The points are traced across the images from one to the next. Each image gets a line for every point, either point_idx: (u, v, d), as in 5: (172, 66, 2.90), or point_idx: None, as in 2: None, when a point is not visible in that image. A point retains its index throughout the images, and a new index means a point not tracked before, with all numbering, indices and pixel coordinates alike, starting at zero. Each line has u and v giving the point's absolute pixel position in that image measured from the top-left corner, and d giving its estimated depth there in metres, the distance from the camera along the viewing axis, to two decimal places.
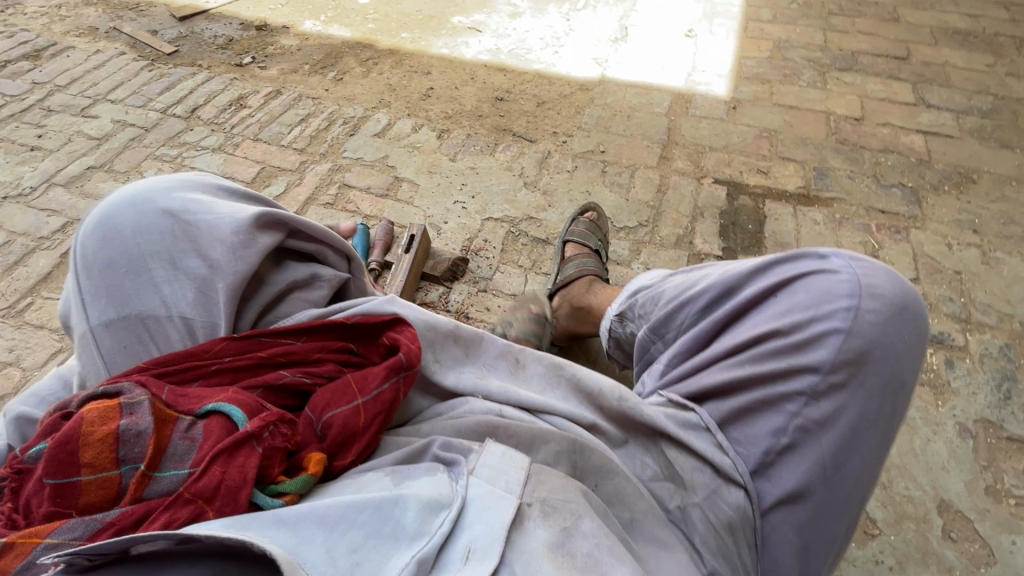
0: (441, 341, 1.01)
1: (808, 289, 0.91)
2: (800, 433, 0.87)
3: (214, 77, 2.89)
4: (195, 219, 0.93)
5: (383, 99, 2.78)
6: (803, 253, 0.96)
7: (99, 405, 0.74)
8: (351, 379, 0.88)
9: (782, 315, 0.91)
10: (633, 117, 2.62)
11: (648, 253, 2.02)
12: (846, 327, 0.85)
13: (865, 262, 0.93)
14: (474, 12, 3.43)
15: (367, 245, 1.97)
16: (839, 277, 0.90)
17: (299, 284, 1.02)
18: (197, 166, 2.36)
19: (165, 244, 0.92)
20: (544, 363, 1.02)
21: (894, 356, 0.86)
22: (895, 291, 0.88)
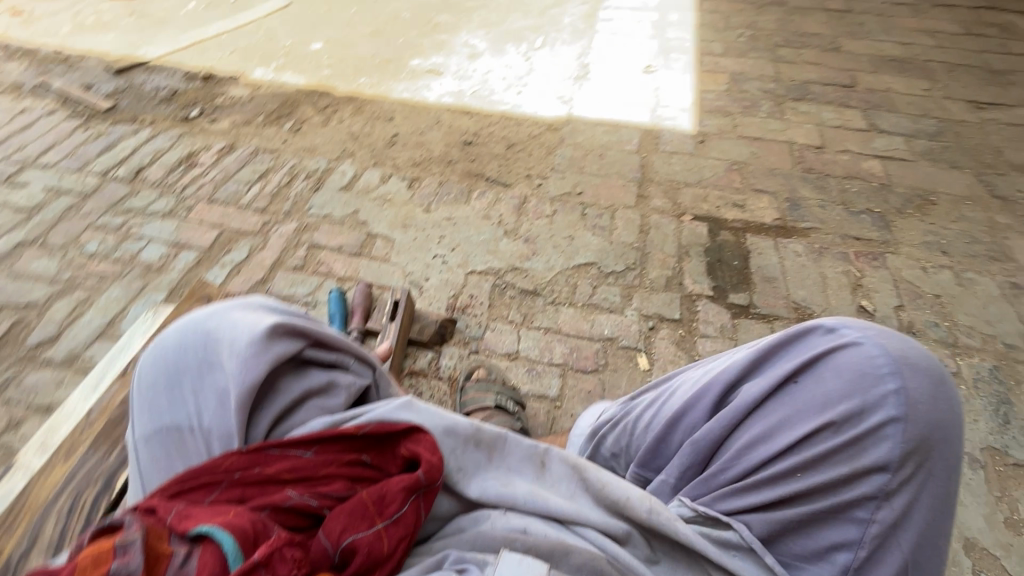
0: (464, 445, 0.91)
1: (839, 372, 0.87)
2: (878, 537, 0.81)
3: (159, 134, 2.69)
4: (226, 335, 0.90)
5: (346, 149, 2.66)
6: (811, 330, 0.94)
7: (92, 549, 0.64)
8: (369, 496, 0.80)
9: (823, 410, 0.87)
10: (605, 156, 2.61)
11: (639, 297, 1.97)
12: (901, 414, 0.81)
13: (877, 330, 0.90)
14: (433, 54, 3.38)
15: (344, 312, 1.83)
16: (865, 350, 0.86)
17: (316, 391, 0.93)
18: (146, 234, 2.15)
19: (201, 362, 0.90)
20: (572, 462, 0.94)
21: (950, 429, 0.82)
22: (926, 359, 0.85)
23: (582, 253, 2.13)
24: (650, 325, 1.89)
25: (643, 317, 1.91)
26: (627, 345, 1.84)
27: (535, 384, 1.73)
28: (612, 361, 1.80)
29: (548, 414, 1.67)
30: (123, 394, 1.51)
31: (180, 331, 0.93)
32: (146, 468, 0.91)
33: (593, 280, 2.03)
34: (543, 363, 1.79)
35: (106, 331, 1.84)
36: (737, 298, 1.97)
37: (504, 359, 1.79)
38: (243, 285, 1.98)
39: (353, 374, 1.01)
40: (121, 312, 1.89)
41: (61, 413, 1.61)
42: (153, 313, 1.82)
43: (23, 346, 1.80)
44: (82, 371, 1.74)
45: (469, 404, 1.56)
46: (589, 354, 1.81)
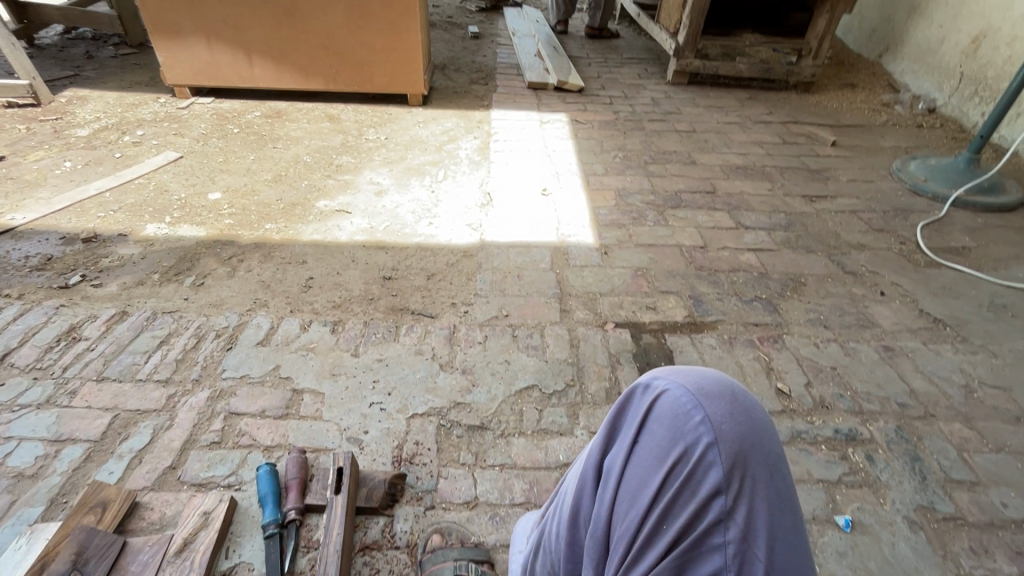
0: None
1: (662, 421, 0.90)
2: (740, 558, 0.78)
3: (31, 308, 2.38)
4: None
5: (258, 299, 2.54)
6: (634, 392, 0.98)
7: None
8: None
9: (660, 461, 0.87)
10: (523, 276, 2.75)
11: (585, 414, 2.00)
12: (713, 437, 0.83)
13: (682, 371, 0.97)
14: (339, 194, 3.46)
15: (278, 490, 1.63)
16: (671, 394, 0.91)
17: None
18: (15, 432, 1.81)
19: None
20: None
21: (759, 435, 0.86)
22: (719, 382, 0.91)
23: (522, 376, 2.14)
24: None
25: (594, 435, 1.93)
26: None
27: (502, 532, 1.63)
28: None
29: None
30: None
31: None
32: None
33: (537, 403, 2.03)
34: (506, 506, 1.70)
35: None
36: None
37: (463, 509, 1.68)
38: (147, 476, 1.70)
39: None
40: None
41: None
42: (26, 536, 1.47)
43: None
44: None
45: None
46: (550, 485, 1.76)
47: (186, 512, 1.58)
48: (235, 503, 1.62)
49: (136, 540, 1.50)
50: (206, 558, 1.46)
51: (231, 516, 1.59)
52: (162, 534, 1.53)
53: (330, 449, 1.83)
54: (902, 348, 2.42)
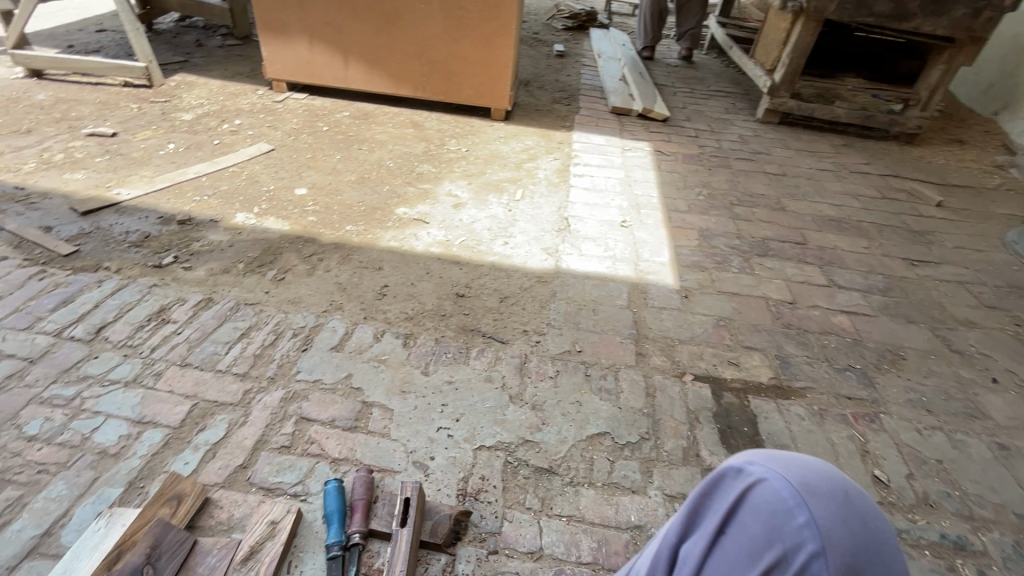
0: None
1: (756, 515, 0.77)
2: None
3: (127, 284, 2.49)
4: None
5: (334, 301, 2.56)
6: (721, 473, 0.85)
7: None
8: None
9: (751, 563, 0.74)
10: (598, 311, 2.66)
11: (660, 473, 1.88)
12: (820, 547, 0.69)
13: (781, 455, 0.82)
14: (418, 202, 3.48)
15: (343, 509, 1.60)
16: (768, 484, 0.78)
17: None
18: (103, 408, 1.87)
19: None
20: None
21: (878, 549, 0.71)
22: (827, 476, 0.77)
23: (594, 421, 2.05)
24: (677, 507, 1.78)
25: (668, 498, 1.80)
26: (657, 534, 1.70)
27: None
28: None
29: None
30: None
31: None
32: None
33: (609, 453, 1.93)
34: (572, 563, 1.60)
35: (40, 545, 1.49)
36: None
37: (527, 560, 1.59)
38: (219, 472, 1.72)
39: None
40: (62, 517, 1.56)
41: None
42: (106, 519, 1.50)
43: None
44: None
45: None
46: (619, 548, 1.65)
47: (254, 518, 1.57)
48: (301, 515, 1.60)
49: (205, 539, 1.50)
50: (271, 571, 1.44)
51: (296, 528, 1.57)
52: (230, 538, 1.53)
53: (396, 471, 1.79)
54: (1019, 449, 2.16)
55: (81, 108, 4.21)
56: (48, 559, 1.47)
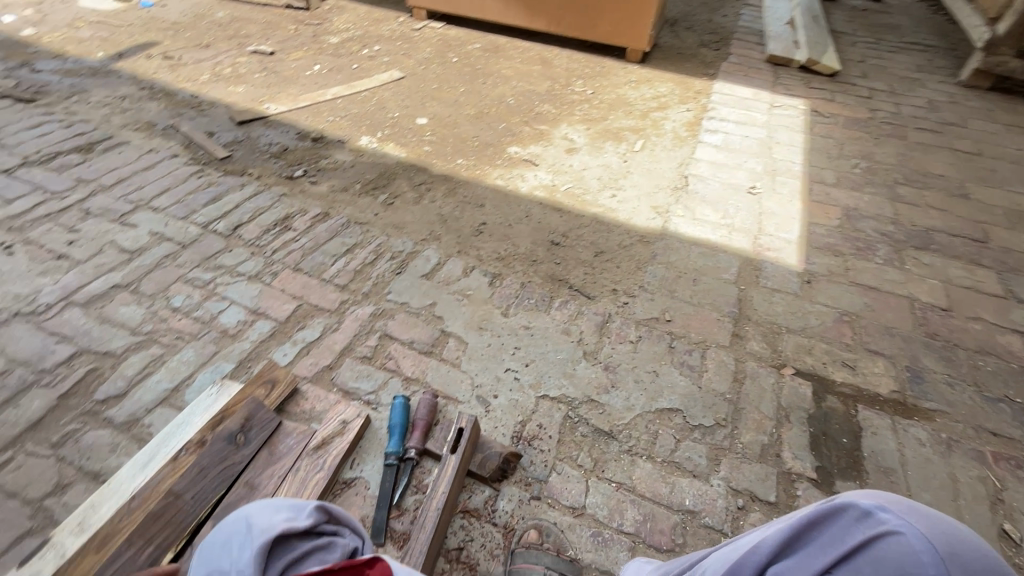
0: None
1: (878, 566, 0.72)
2: None
3: (263, 190, 2.79)
4: (212, 560, 1.06)
5: (433, 231, 2.64)
6: (844, 508, 0.80)
7: None
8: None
9: None
10: (699, 282, 2.45)
11: (728, 464, 1.74)
12: None
13: (924, 513, 0.76)
14: (531, 143, 3.40)
15: (406, 424, 1.70)
16: (905, 541, 0.72)
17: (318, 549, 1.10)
18: (230, 295, 2.16)
19: (217, 555, 1.06)
20: None
21: None
22: (980, 557, 0.70)
23: (667, 395, 1.93)
24: (740, 503, 1.64)
25: (732, 492, 1.67)
26: (711, 524, 1.59)
27: (601, 556, 1.51)
28: (691, 541, 1.55)
29: None
30: (167, 483, 1.48)
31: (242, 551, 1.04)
32: None
33: (676, 431, 1.82)
34: (612, 529, 1.56)
35: (170, 397, 1.79)
36: (846, 488, 1.70)
37: (568, 514, 1.59)
38: (310, 368, 1.92)
39: (346, 536, 1.18)
40: (188, 378, 1.85)
41: (105, 487, 1.51)
42: (217, 388, 1.76)
43: (89, 398, 1.77)
44: (137, 439, 1.68)
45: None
46: (666, 528, 1.58)
47: (330, 414, 1.74)
48: (369, 421, 1.75)
49: (288, 424, 1.69)
50: (336, 463, 1.60)
51: (363, 431, 1.72)
52: (308, 427, 1.70)
53: (459, 401, 1.86)
54: None
55: (250, 27, 4.64)
56: (173, 410, 1.76)
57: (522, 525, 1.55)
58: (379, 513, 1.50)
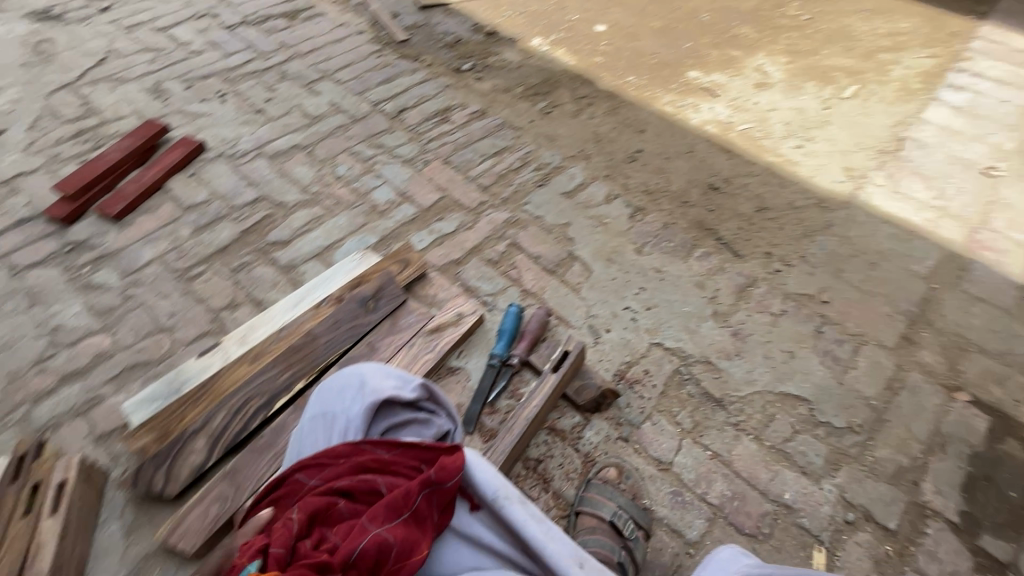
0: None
1: None
2: None
3: (431, 79, 2.84)
4: (328, 401, 1.24)
5: (584, 150, 2.51)
6: None
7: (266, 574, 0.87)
8: (329, 561, 0.90)
9: None
10: (878, 267, 2.06)
11: (849, 473, 1.54)
12: None
13: None
14: (716, 70, 2.99)
15: (515, 332, 1.74)
16: None
17: (414, 422, 1.22)
18: (384, 174, 2.30)
19: (332, 399, 1.24)
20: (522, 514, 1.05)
21: None
22: None
23: (797, 381, 1.72)
24: (850, 517, 1.46)
25: (844, 503, 1.49)
26: (807, 527, 1.45)
27: (676, 515, 1.46)
28: (779, 535, 1.44)
29: (675, 558, 1.39)
30: (309, 325, 1.70)
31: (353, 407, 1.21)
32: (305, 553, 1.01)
33: (796, 421, 1.64)
34: (695, 494, 1.50)
35: (322, 253, 2.02)
36: (994, 546, 1.42)
37: (652, 464, 1.55)
38: (440, 258, 2.01)
39: (441, 418, 1.26)
40: (339, 241, 2.06)
41: (263, 315, 1.78)
42: (360, 255, 1.93)
43: (263, 239, 2.05)
44: (293, 282, 1.93)
45: (585, 504, 1.40)
46: (754, 512, 1.47)
47: (449, 304, 1.83)
48: (482, 321, 1.81)
49: (411, 303, 1.82)
50: (445, 349, 1.70)
51: (475, 329, 1.80)
52: (427, 310, 1.82)
53: (570, 325, 1.84)
54: None
55: None
56: (323, 265, 1.98)
57: (605, 459, 1.54)
58: (474, 405, 1.59)
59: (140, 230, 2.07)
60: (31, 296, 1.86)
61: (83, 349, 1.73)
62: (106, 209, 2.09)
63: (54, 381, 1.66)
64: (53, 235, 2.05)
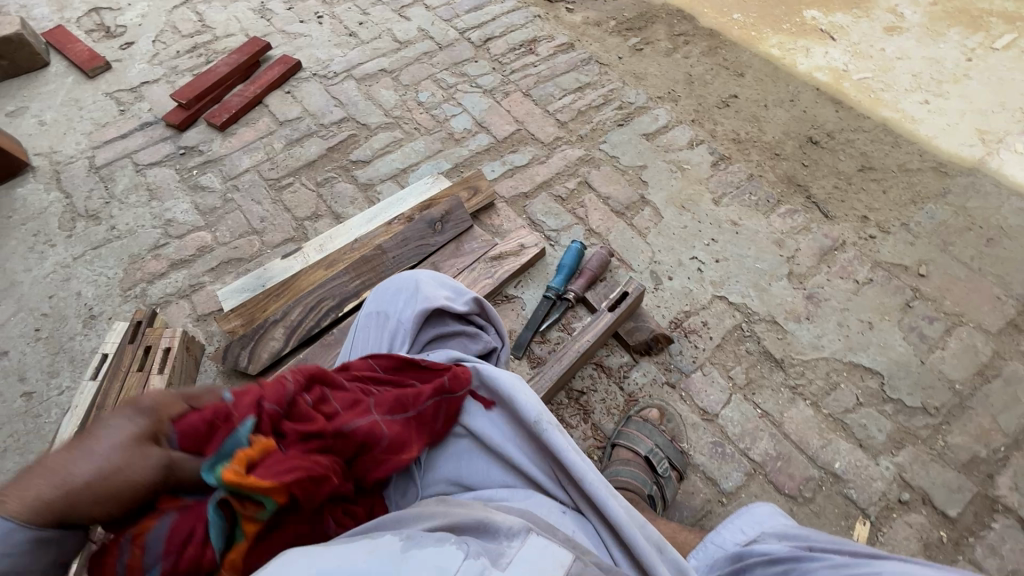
0: (452, 543, 0.76)
1: None
2: None
3: (520, 8, 2.75)
4: (382, 301, 1.24)
5: (673, 91, 2.36)
6: None
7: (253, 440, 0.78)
8: (325, 430, 0.86)
9: None
10: (996, 244, 1.82)
11: (913, 454, 1.44)
12: None
13: None
14: (840, 10, 2.65)
15: (575, 267, 1.73)
16: None
17: (465, 335, 1.25)
18: (464, 103, 2.31)
19: (387, 299, 1.24)
20: (559, 440, 0.96)
21: None
22: None
23: (871, 354, 1.60)
24: (904, 497, 1.38)
25: (900, 482, 1.40)
26: (854, 499, 1.39)
27: (713, 464, 1.45)
28: (821, 501, 1.39)
29: (705, 503, 1.40)
30: (380, 240, 1.80)
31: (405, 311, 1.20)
32: None
33: (862, 393, 1.54)
34: (737, 448, 1.47)
35: (398, 175, 2.10)
36: None
37: (696, 413, 1.53)
38: (509, 190, 2.03)
39: (490, 335, 1.29)
40: (414, 165, 2.12)
41: (341, 227, 1.91)
42: (432, 179, 1.99)
43: (346, 157, 2.16)
44: (369, 200, 2.04)
45: (622, 437, 1.43)
46: (797, 475, 1.43)
47: (512, 235, 1.85)
48: (542, 255, 1.83)
49: (476, 229, 1.86)
50: (503, 277, 1.74)
51: (534, 261, 1.82)
52: (491, 238, 1.85)
53: (631, 269, 1.81)
54: None
55: None
56: (398, 187, 2.06)
57: (647, 401, 1.55)
58: (525, 332, 1.63)
59: (241, 140, 2.25)
60: (151, 191, 2.11)
61: (189, 241, 1.95)
62: (213, 118, 2.28)
63: (166, 266, 1.89)
64: (170, 139, 2.28)
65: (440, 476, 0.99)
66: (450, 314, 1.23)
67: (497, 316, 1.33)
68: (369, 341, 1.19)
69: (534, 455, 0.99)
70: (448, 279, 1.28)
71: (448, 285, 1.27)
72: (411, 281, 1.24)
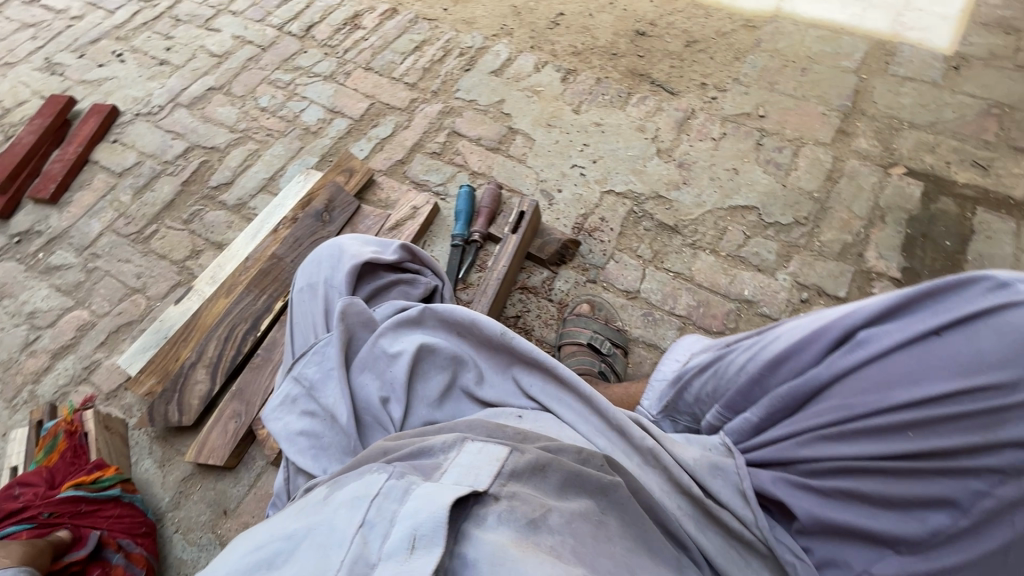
0: (375, 470, 0.75)
1: None
2: None
3: None
4: (310, 273, 1.24)
5: (505, 25, 2.41)
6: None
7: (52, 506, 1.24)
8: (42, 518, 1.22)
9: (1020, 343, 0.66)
10: (810, 71, 2.08)
11: (800, 260, 1.66)
12: None
13: None
14: None
15: (471, 211, 1.78)
16: None
17: (403, 282, 1.27)
18: (308, 96, 2.23)
19: (314, 270, 1.24)
20: (527, 345, 0.98)
21: None
22: None
23: (744, 193, 1.81)
24: (804, 297, 1.60)
25: (797, 286, 1.62)
26: (768, 313, 1.58)
27: (649, 331, 1.59)
28: (744, 326, 1.57)
29: (654, 366, 1.53)
30: (272, 249, 1.75)
31: (336, 270, 1.20)
32: (306, 444, 0.99)
33: (747, 228, 1.74)
34: (664, 311, 1.62)
35: (268, 185, 2.01)
36: None
37: (620, 296, 1.66)
38: (384, 162, 2.01)
39: (426, 277, 1.34)
40: (281, 169, 2.04)
41: (229, 253, 1.83)
42: (303, 177, 1.95)
43: (205, 186, 2.03)
44: (246, 219, 1.94)
45: (565, 337, 1.52)
46: (719, 313, 1.60)
47: (402, 202, 1.86)
48: (437, 210, 1.85)
49: (365, 208, 1.84)
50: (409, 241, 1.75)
51: (432, 218, 1.84)
52: (383, 211, 1.84)
53: (522, 194, 1.88)
54: None
55: None
56: (271, 196, 1.98)
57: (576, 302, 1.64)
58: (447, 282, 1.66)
59: (82, 206, 2.04)
60: None
61: (64, 325, 1.77)
62: (39, 192, 2.04)
63: (47, 359, 1.71)
64: None
65: (413, 420, 1.00)
66: (382, 264, 1.24)
67: (432, 261, 1.37)
68: (309, 312, 1.18)
69: (502, 365, 1.02)
70: (373, 238, 1.30)
71: (374, 242, 1.29)
72: (336, 247, 1.25)
